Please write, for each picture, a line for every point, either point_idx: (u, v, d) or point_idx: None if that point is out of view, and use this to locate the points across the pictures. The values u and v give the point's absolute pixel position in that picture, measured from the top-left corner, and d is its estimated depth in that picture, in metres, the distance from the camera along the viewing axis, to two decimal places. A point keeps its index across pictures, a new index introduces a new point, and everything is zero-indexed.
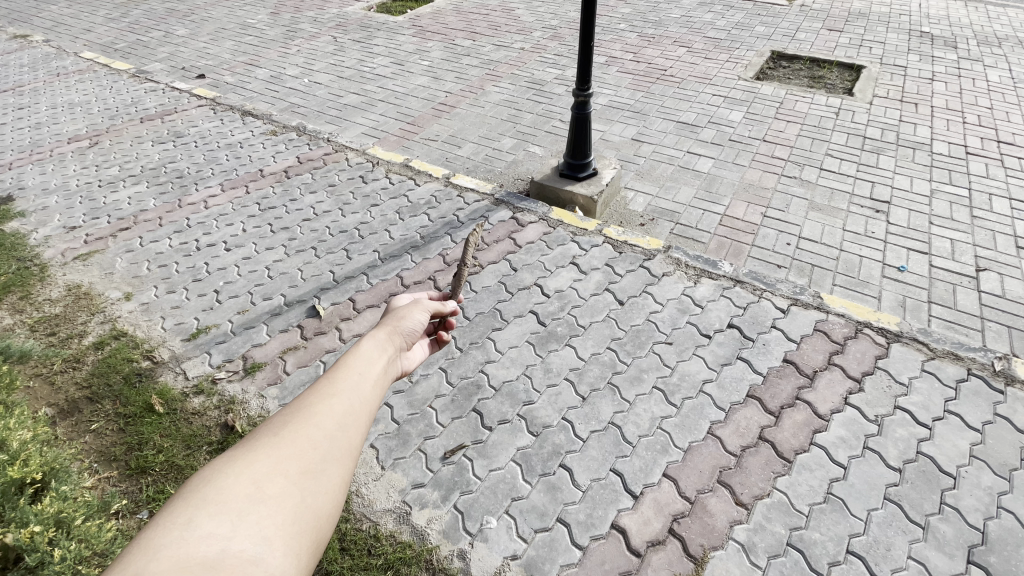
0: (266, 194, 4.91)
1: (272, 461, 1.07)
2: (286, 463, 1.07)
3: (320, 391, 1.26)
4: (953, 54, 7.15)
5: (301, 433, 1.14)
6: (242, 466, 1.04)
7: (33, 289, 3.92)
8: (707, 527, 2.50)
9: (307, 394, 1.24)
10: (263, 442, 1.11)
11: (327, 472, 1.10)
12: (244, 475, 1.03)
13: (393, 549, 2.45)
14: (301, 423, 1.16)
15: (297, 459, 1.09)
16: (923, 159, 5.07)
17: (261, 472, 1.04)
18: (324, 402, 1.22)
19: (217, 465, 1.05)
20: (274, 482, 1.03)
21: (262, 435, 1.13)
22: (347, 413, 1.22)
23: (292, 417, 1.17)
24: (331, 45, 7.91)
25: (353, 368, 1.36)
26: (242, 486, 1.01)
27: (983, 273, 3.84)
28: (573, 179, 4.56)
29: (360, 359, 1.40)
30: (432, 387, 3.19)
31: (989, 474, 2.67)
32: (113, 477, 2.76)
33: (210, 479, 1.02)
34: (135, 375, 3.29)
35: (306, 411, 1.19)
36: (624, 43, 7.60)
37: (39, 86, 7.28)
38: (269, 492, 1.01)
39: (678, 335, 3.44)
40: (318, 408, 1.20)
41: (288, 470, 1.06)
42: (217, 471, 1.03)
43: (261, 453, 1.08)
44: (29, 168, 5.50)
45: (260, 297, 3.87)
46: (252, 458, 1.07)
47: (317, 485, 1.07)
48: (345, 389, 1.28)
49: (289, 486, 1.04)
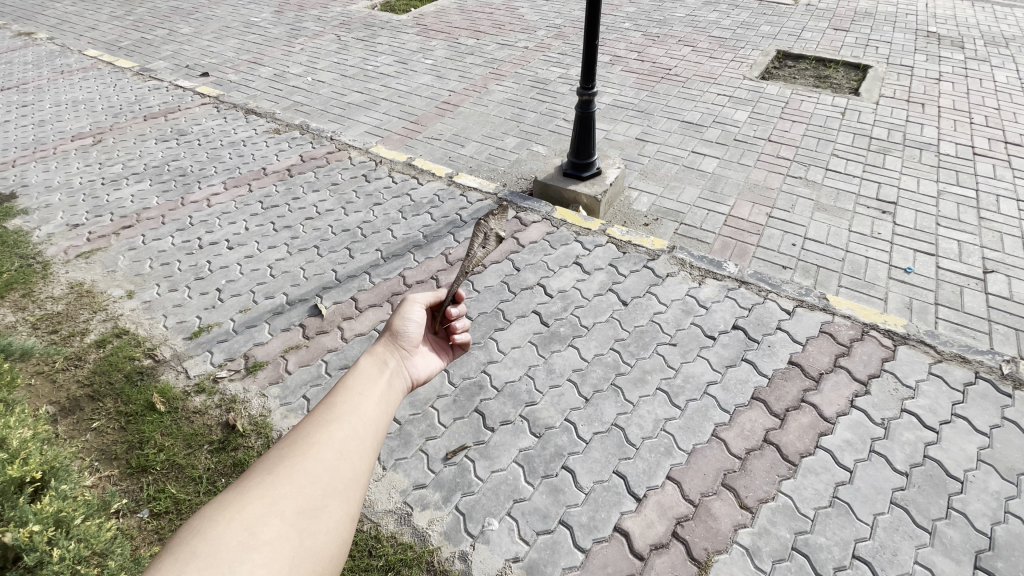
0: (269, 192, 4.91)
1: (266, 504, 1.02)
2: (282, 504, 1.03)
3: (319, 418, 1.21)
4: (960, 54, 7.09)
5: (297, 470, 1.10)
6: (232, 512, 1.00)
7: (35, 287, 3.92)
8: (712, 530, 2.47)
9: (303, 425, 1.20)
10: (257, 482, 1.07)
11: (327, 509, 1.06)
12: (237, 522, 0.98)
13: (394, 550, 2.43)
14: (297, 458, 1.12)
15: (293, 498, 1.05)
16: (929, 160, 5.03)
17: (254, 516, 1.00)
18: (322, 432, 1.18)
19: (209, 511, 1.01)
20: (269, 526, 0.99)
21: (257, 473, 1.09)
22: (348, 442, 1.18)
23: (288, 451, 1.14)
24: (335, 44, 7.90)
25: (354, 390, 1.32)
26: (233, 534, 0.97)
27: (991, 275, 3.80)
28: (576, 178, 4.53)
29: (361, 379, 1.36)
30: (434, 386, 3.17)
31: (997, 478, 2.64)
32: (114, 476, 2.76)
33: (200, 529, 0.97)
34: (136, 373, 3.28)
35: (304, 445, 1.15)
36: (628, 42, 7.57)
37: (43, 84, 7.29)
38: (264, 537, 0.97)
39: (683, 336, 3.41)
40: (316, 441, 1.16)
41: (284, 511, 1.02)
42: (207, 519, 0.99)
43: (255, 496, 1.04)
44: (32, 165, 5.51)
45: (263, 295, 3.86)
46: (244, 501, 1.02)
47: (317, 523, 1.04)
48: (346, 414, 1.24)
49: (286, 529, 1.00)
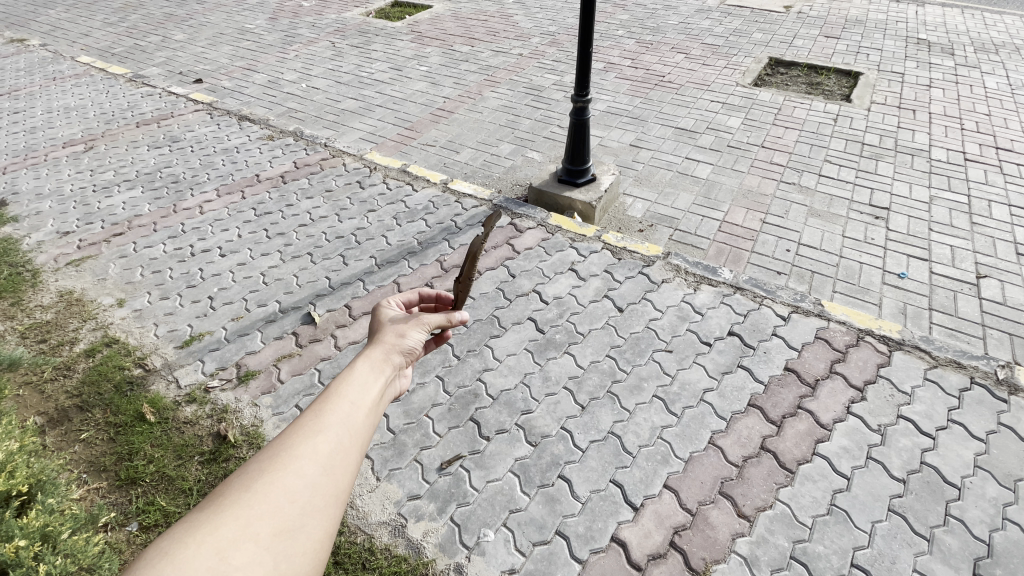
0: (262, 198, 4.88)
1: (240, 524, 0.97)
2: (256, 525, 0.98)
3: (301, 429, 1.15)
4: (950, 61, 7.18)
5: (275, 486, 1.04)
6: (204, 534, 0.95)
7: (24, 295, 3.87)
8: (709, 540, 2.45)
9: (286, 435, 1.14)
10: (231, 500, 1.01)
11: (303, 530, 1.01)
12: (207, 545, 0.94)
13: (388, 563, 2.40)
14: (276, 472, 1.07)
15: (269, 518, 0.99)
16: (921, 166, 5.07)
17: (226, 539, 0.95)
18: (304, 445, 1.12)
19: (182, 529, 0.96)
20: (241, 550, 0.94)
21: (233, 489, 1.04)
22: (331, 456, 1.12)
23: (267, 465, 1.08)
24: (330, 51, 7.90)
25: (344, 396, 1.24)
26: (204, 559, 0.92)
27: (984, 280, 3.82)
28: (571, 184, 4.53)
29: (352, 384, 1.28)
30: (429, 395, 3.14)
31: (994, 485, 2.64)
32: (102, 488, 2.70)
33: (171, 549, 0.92)
34: (126, 382, 3.23)
35: (284, 458, 1.09)
36: (622, 49, 7.61)
37: (35, 90, 7.25)
38: (236, 563, 0.93)
39: (678, 342, 3.40)
40: (296, 457, 1.09)
41: (259, 533, 0.97)
42: (177, 540, 0.94)
43: (228, 516, 0.98)
44: (23, 172, 5.46)
45: (255, 303, 3.82)
46: (217, 520, 0.97)
47: (292, 545, 0.99)
48: (331, 424, 1.17)
49: (260, 552, 0.95)
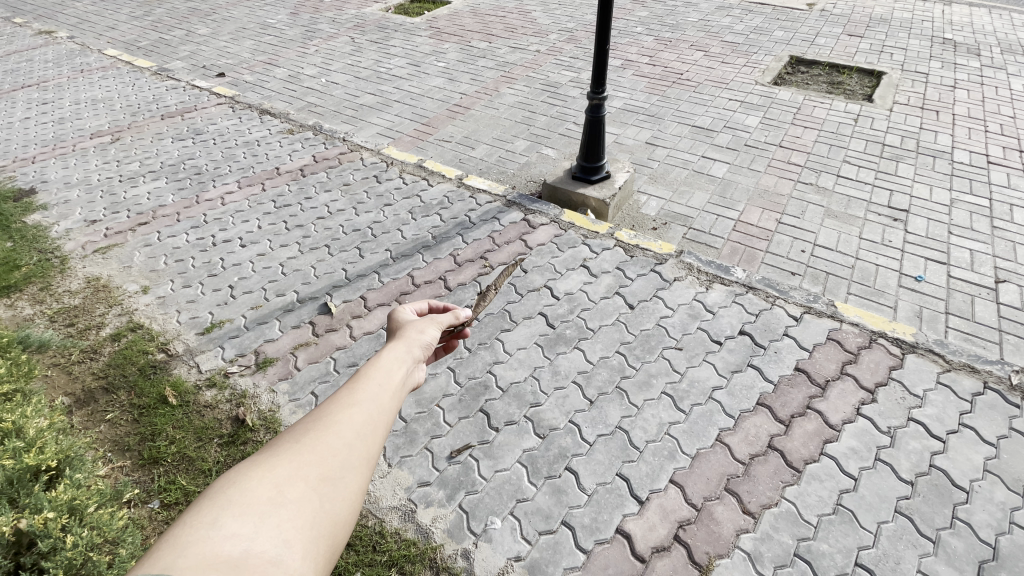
0: (281, 191, 4.98)
1: (294, 464, 1.04)
2: (307, 468, 1.04)
3: (345, 395, 1.22)
4: (976, 62, 7.03)
5: (323, 438, 1.10)
6: (265, 469, 1.03)
7: (53, 281, 4.01)
8: (713, 535, 2.48)
9: (332, 398, 1.21)
10: (287, 445, 1.09)
11: (345, 478, 1.06)
12: (266, 479, 1.01)
13: (398, 546, 2.47)
14: (324, 426, 1.13)
15: (317, 463, 1.06)
16: (943, 168, 4.99)
17: (282, 476, 1.02)
18: (348, 406, 1.18)
19: (245, 466, 1.05)
20: (294, 486, 1.01)
21: (287, 439, 1.11)
22: (371, 419, 1.18)
23: (316, 420, 1.15)
24: (349, 46, 8.00)
25: (379, 373, 1.31)
26: (264, 490, 0.99)
27: (1003, 285, 3.77)
28: (585, 181, 4.55)
29: (385, 365, 1.35)
30: (440, 386, 3.21)
31: (1003, 489, 2.62)
32: (126, 467, 2.82)
33: (236, 480, 1.01)
34: (150, 366, 3.35)
35: (330, 417, 1.16)
36: (640, 47, 7.58)
37: (63, 82, 7.45)
38: (289, 497, 0.99)
39: (689, 340, 3.42)
40: (339, 416, 1.16)
41: (309, 475, 1.03)
42: (242, 474, 1.03)
43: (283, 459, 1.05)
44: (52, 162, 5.64)
45: (273, 293, 3.92)
46: (275, 460, 1.05)
47: (337, 490, 1.04)
48: (370, 394, 1.23)
49: (308, 492, 1.01)
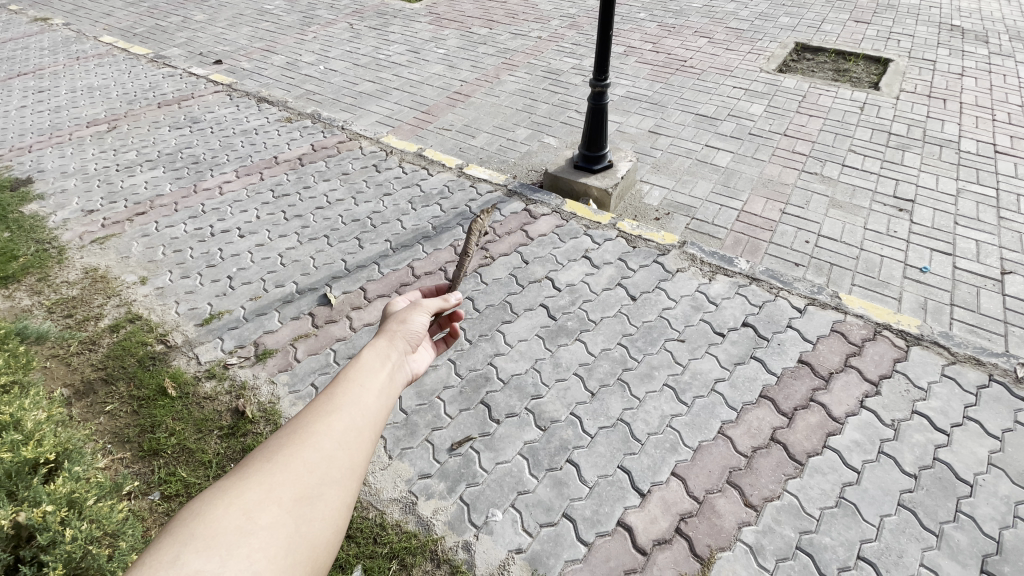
0: (280, 180, 4.93)
1: (264, 490, 1.04)
2: (279, 491, 1.04)
3: (318, 410, 1.22)
4: (985, 49, 6.91)
5: (296, 457, 1.11)
6: (232, 497, 1.02)
7: (51, 272, 3.98)
8: (715, 527, 2.47)
9: (305, 413, 1.21)
10: (256, 469, 1.08)
11: (321, 497, 1.07)
12: (235, 506, 1.00)
13: (398, 538, 2.46)
14: (297, 445, 1.13)
15: (290, 485, 1.06)
16: (949, 157, 4.92)
17: (252, 502, 1.02)
18: (321, 423, 1.18)
19: (210, 494, 1.03)
20: (266, 511, 1.01)
21: (256, 461, 1.10)
22: (346, 433, 1.18)
23: (287, 439, 1.14)
24: (348, 33, 7.88)
25: (355, 381, 1.31)
26: (232, 518, 0.99)
27: (1009, 276, 3.73)
28: (587, 171, 4.49)
29: (363, 370, 1.35)
30: (441, 378, 3.19)
31: (1007, 483, 2.60)
32: (126, 459, 2.81)
33: (201, 512, 0.99)
34: (149, 358, 3.33)
35: (302, 434, 1.15)
36: (643, 33, 7.47)
37: (59, 70, 7.37)
38: (261, 522, 0.99)
39: (691, 332, 3.39)
40: (312, 433, 1.16)
41: (282, 498, 1.04)
42: (209, 502, 1.01)
43: (253, 484, 1.05)
44: (48, 151, 5.58)
45: (273, 284, 3.89)
46: (244, 486, 1.04)
47: (313, 511, 1.05)
48: (345, 405, 1.23)
49: (282, 515, 1.01)
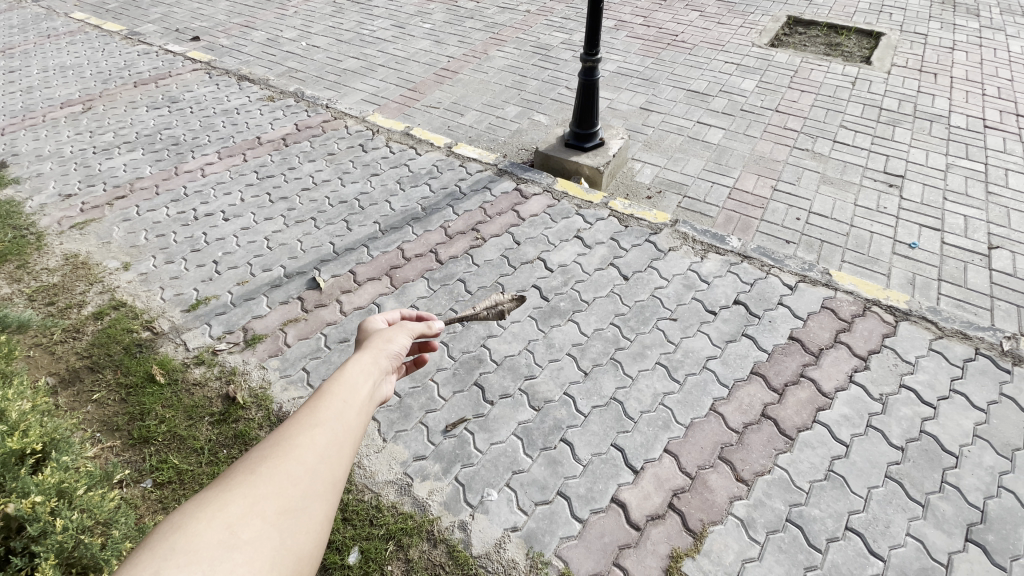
0: (264, 162, 4.81)
1: (249, 501, 0.94)
2: (264, 503, 0.95)
3: (304, 418, 1.11)
4: (975, 22, 6.86)
5: (282, 466, 1.01)
6: (213, 510, 0.92)
7: (30, 258, 3.87)
8: (707, 502, 2.51)
9: (290, 421, 1.11)
10: (238, 480, 0.98)
11: (308, 509, 0.97)
12: (218, 520, 0.91)
13: (394, 520, 2.47)
14: (282, 455, 1.03)
15: (275, 497, 0.96)
16: (939, 133, 4.91)
17: (236, 514, 0.92)
18: (309, 430, 1.08)
19: (190, 507, 0.93)
20: (251, 525, 0.91)
21: (239, 471, 1.00)
22: (334, 443, 1.08)
23: (272, 448, 1.04)
24: (330, 7, 7.62)
25: (341, 392, 1.20)
26: (215, 532, 0.89)
27: (995, 251, 3.76)
28: (578, 149, 4.43)
29: (349, 380, 1.25)
30: (433, 360, 3.17)
31: (992, 454, 2.66)
32: (116, 447, 2.78)
33: (181, 524, 0.89)
34: (135, 345, 3.27)
35: (287, 444, 1.05)
36: (634, 7, 7.31)
37: (30, 48, 7.08)
38: (245, 537, 0.90)
39: (683, 310, 3.40)
40: (300, 442, 1.06)
41: (266, 511, 0.94)
42: (189, 515, 0.91)
43: (236, 496, 0.95)
44: (21, 133, 5.39)
45: (260, 268, 3.82)
46: (226, 498, 0.94)
47: (299, 525, 0.95)
48: (332, 415, 1.14)
49: (268, 530, 0.92)
